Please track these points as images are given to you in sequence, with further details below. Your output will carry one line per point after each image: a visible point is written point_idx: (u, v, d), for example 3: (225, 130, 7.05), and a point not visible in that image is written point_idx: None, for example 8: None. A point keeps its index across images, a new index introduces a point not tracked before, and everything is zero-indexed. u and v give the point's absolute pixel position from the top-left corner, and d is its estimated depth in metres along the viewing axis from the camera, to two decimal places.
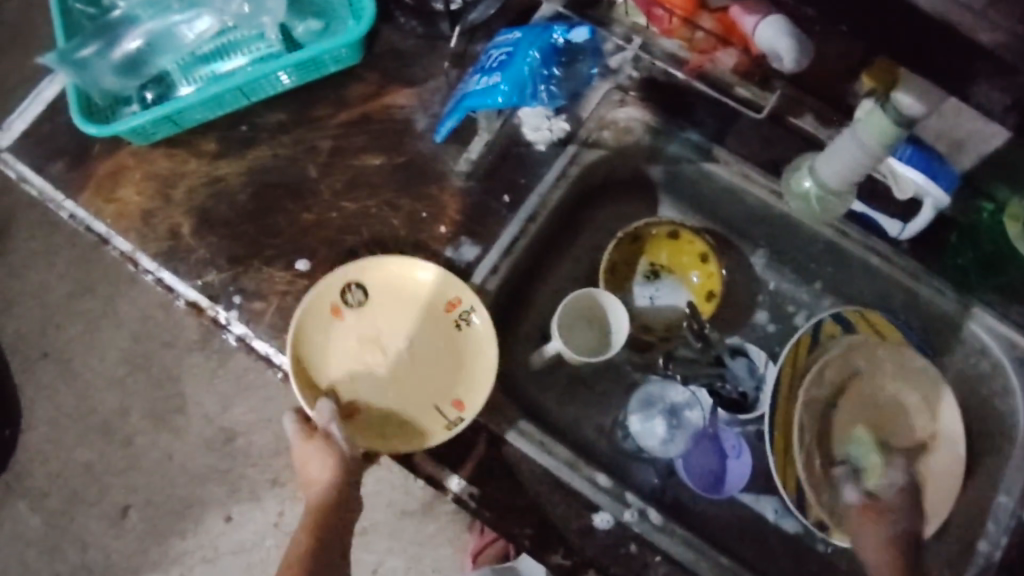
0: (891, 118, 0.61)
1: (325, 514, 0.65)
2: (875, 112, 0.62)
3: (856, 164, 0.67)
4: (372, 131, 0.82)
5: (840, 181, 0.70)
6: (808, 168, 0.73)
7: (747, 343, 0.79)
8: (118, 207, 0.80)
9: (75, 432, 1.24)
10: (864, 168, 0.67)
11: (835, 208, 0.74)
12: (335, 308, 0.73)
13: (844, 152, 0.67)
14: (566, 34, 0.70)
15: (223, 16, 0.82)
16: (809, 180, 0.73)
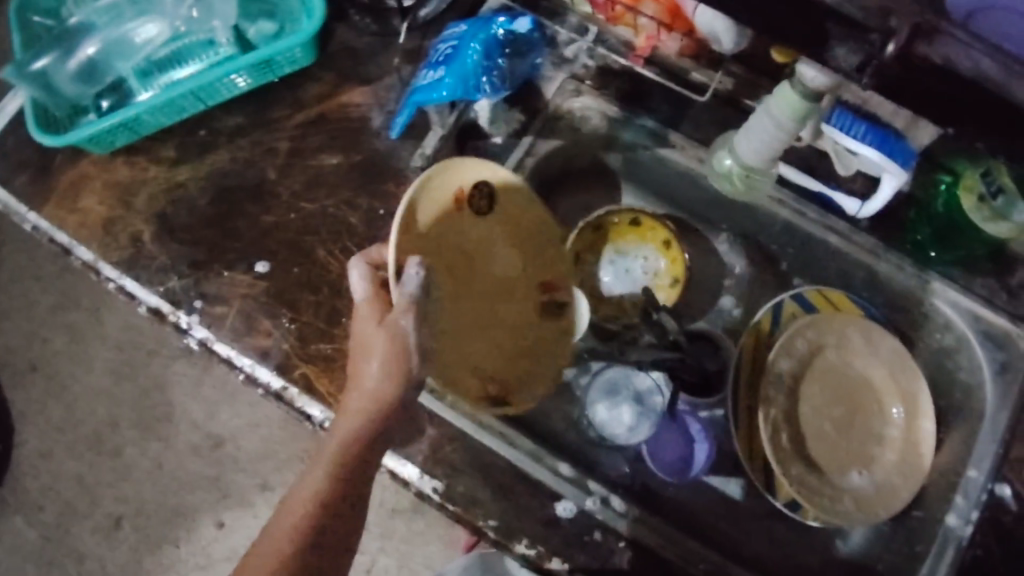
0: (800, 93, 0.60)
1: (360, 450, 0.57)
2: (786, 88, 0.61)
3: (771, 142, 0.67)
4: (329, 131, 0.82)
5: (757, 160, 0.70)
6: (727, 147, 0.74)
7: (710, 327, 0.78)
8: (80, 217, 0.81)
9: (65, 445, 1.25)
10: (783, 143, 0.67)
11: (756, 183, 0.74)
12: (459, 194, 0.67)
13: (760, 128, 0.66)
14: (508, 24, 0.71)
15: (174, 21, 0.83)
16: (729, 159, 0.74)
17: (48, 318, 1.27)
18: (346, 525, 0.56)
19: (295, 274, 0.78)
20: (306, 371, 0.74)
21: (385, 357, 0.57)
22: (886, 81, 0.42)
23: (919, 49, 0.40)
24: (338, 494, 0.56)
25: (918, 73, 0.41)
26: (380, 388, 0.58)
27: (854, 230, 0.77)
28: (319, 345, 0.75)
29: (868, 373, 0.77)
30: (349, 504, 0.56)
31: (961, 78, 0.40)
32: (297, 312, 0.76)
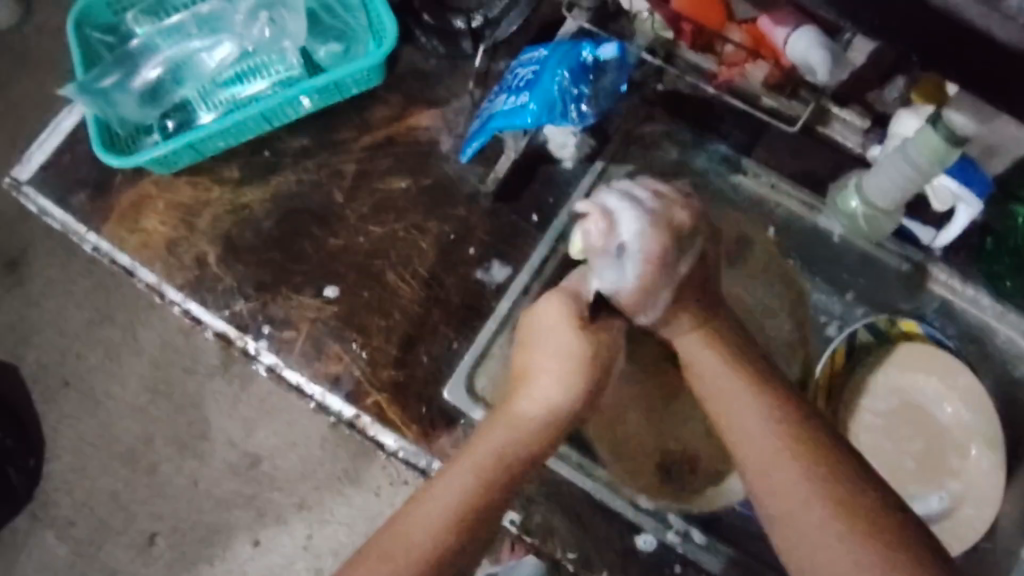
0: (942, 135, 0.61)
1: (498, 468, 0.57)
2: (926, 130, 0.62)
3: (910, 182, 0.66)
4: (396, 153, 0.81)
5: (890, 199, 0.69)
6: (854, 187, 0.73)
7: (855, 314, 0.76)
8: (141, 237, 0.80)
9: (100, 460, 1.13)
10: (917, 186, 0.66)
11: (881, 227, 0.73)
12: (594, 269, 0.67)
13: (889, 168, 0.67)
14: (593, 51, 0.70)
15: (244, 41, 0.82)
16: (857, 200, 0.72)
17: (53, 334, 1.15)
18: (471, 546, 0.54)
19: (365, 298, 0.77)
20: (378, 399, 0.74)
21: (557, 372, 0.61)
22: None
23: None
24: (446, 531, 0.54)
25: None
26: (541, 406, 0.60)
27: (929, 259, 0.75)
28: (389, 372, 0.74)
29: (943, 405, 0.74)
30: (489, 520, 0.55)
31: None
32: (368, 337, 0.76)
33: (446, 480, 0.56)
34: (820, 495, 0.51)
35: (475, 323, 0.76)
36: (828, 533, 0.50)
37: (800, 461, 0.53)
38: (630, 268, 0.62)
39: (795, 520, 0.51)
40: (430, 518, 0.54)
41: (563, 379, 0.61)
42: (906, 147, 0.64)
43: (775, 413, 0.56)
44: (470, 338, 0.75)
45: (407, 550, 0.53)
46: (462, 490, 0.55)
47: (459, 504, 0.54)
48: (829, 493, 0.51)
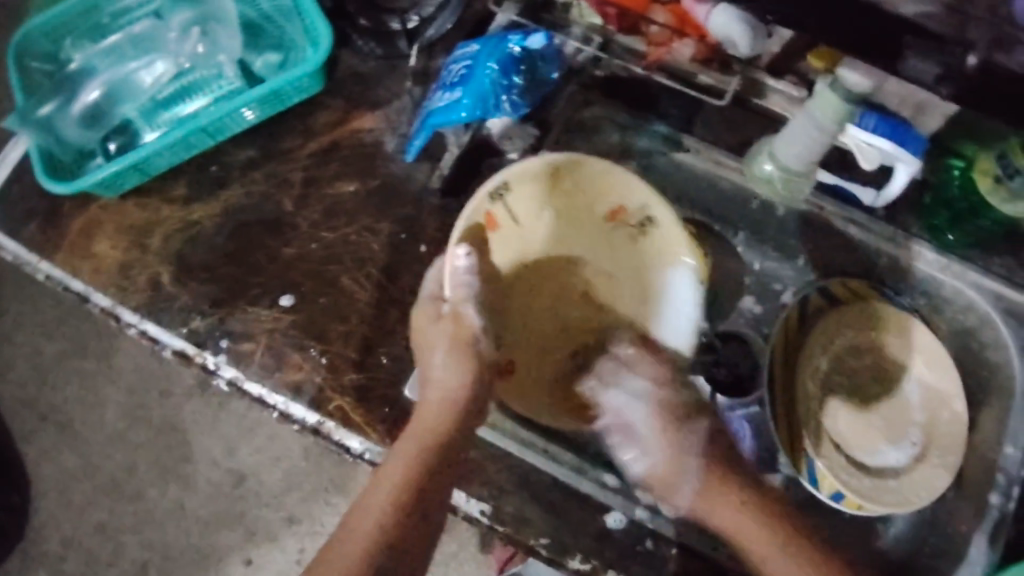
0: (843, 94, 0.62)
1: (429, 450, 0.65)
2: (826, 91, 0.63)
3: (820, 139, 0.67)
4: (343, 157, 0.82)
5: (804, 161, 0.70)
6: (766, 152, 0.74)
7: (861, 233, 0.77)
8: (95, 263, 0.80)
9: (83, 493, 1.22)
10: (828, 142, 0.67)
11: (799, 189, 0.74)
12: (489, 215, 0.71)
13: (801, 130, 0.67)
14: (522, 42, 0.70)
15: (180, 58, 0.84)
16: (769, 163, 0.73)
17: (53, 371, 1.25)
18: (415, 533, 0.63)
19: (322, 304, 0.77)
20: (341, 404, 0.73)
21: (450, 358, 0.69)
22: (963, 89, 0.47)
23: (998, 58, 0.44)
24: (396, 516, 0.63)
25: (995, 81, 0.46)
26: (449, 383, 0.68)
27: (872, 218, 0.76)
28: (352, 375, 0.74)
29: (899, 360, 0.75)
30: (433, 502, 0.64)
31: None
32: (327, 343, 0.76)
33: (387, 466, 0.65)
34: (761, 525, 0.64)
35: None
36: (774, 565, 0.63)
37: (776, 534, 0.64)
38: (652, 444, 0.69)
39: (750, 545, 0.64)
40: (377, 498, 0.63)
41: (450, 369, 0.69)
42: (811, 108, 0.65)
43: (711, 485, 0.66)
44: None
45: (355, 535, 0.62)
46: (404, 469, 0.64)
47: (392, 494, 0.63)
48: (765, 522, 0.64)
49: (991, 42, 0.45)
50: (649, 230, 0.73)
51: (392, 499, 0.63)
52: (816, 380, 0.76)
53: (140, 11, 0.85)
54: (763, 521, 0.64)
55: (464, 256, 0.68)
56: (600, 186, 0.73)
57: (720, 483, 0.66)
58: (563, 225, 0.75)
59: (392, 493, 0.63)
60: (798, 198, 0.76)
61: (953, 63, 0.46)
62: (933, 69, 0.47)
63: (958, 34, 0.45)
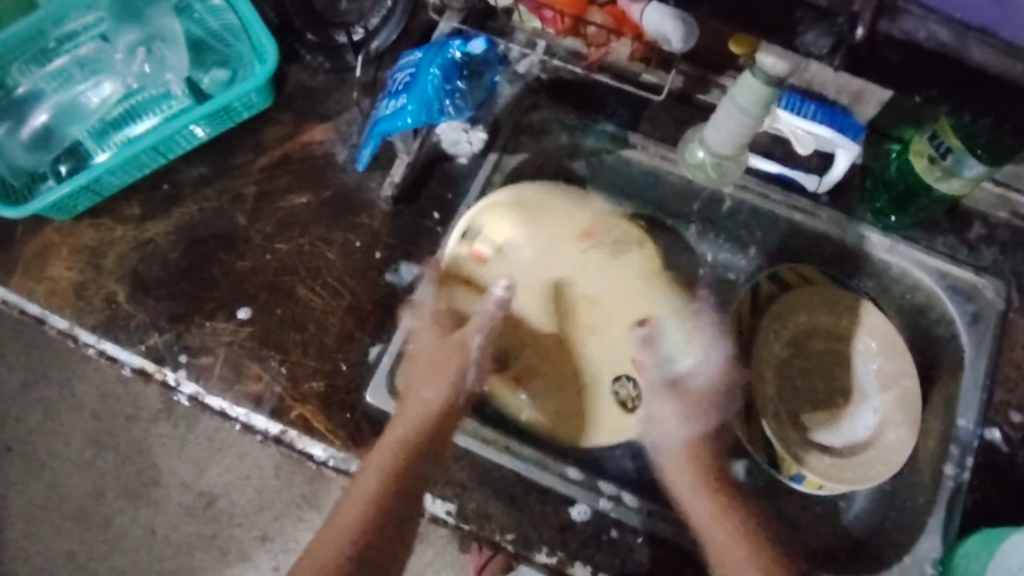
0: (762, 80, 0.62)
1: (407, 465, 0.66)
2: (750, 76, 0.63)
3: (740, 126, 0.68)
4: (294, 170, 0.82)
5: (727, 148, 0.72)
6: (699, 139, 0.75)
7: (851, 220, 0.78)
8: (50, 284, 0.79)
9: (51, 523, 1.21)
10: (750, 129, 0.68)
11: (732, 171, 0.75)
12: (474, 256, 0.74)
13: (730, 115, 0.67)
14: (463, 47, 0.72)
15: (127, 78, 0.84)
16: (702, 151, 0.75)
17: (16, 404, 1.23)
18: (401, 522, 0.66)
19: (278, 315, 0.78)
20: (302, 411, 0.74)
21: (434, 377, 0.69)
22: (858, 63, 0.42)
23: (885, 29, 0.40)
24: (371, 517, 0.65)
25: (883, 51, 0.41)
26: (439, 398, 0.68)
27: (817, 205, 0.78)
28: (311, 383, 0.75)
29: (854, 345, 0.76)
30: (412, 499, 0.66)
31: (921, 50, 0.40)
32: (285, 353, 0.76)
33: (368, 469, 0.67)
34: (733, 534, 0.66)
35: (390, 326, 0.77)
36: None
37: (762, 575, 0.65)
38: (689, 408, 0.69)
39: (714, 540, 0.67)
40: (365, 485, 0.66)
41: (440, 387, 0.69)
42: (736, 93, 0.65)
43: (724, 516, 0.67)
44: (386, 341, 0.76)
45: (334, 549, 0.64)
46: (379, 483, 0.65)
47: (367, 502, 0.65)
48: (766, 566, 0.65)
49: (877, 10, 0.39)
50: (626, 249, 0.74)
51: (372, 505, 0.65)
52: (773, 365, 0.76)
53: (85, 34, 0.85)
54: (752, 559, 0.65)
55: (502, 288, 0.71)
56: (573, 212, 0.75)
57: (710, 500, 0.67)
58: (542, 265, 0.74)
59: (374, 488, 0.65)
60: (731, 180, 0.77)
61: (841, 33, 0.41)
62: (830, 47, 0.41)
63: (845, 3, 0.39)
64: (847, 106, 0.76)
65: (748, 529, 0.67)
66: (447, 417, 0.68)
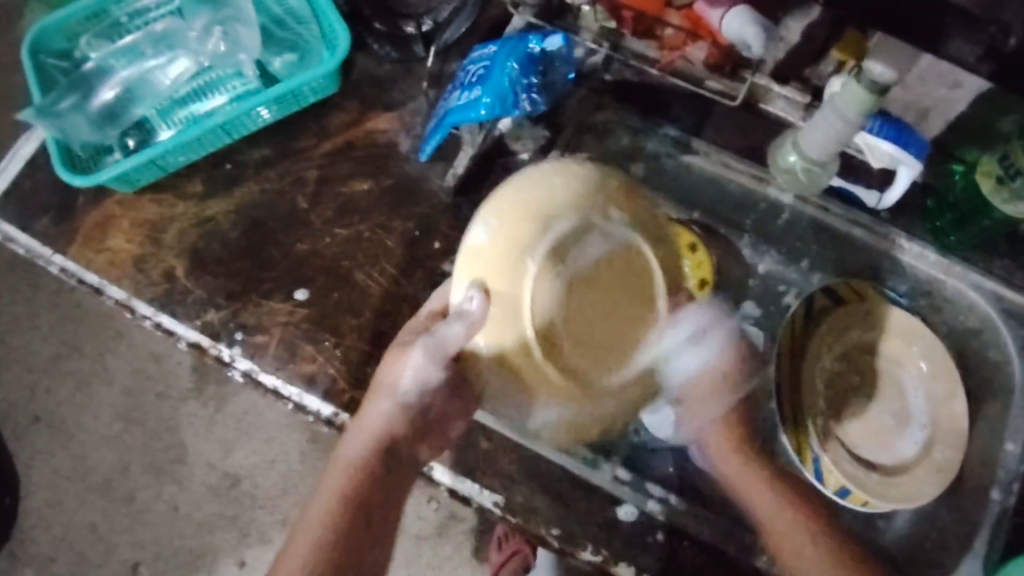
0: (866, 86, 0.62)
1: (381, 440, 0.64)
2: (852, 83, 0.63)
3: (834, 135, 0.68)
4: (357, 157, 0.83)
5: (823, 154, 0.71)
6: (792, 143, 0.75)
7: (900, 235, 0.79)
8: (109, 256, 0.80)
9: (76, 494, 1.21)
10: (845, 138, 0.68)
11: (819, 179, 0.75)
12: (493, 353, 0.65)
13: (828, 123, 0.68)
14: (540, 43, 0.73)
15: (199, 56, 0.84)
16: (794, 155, 0.75)
17: (48, 375, 1.24)
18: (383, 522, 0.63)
19: (335, 298, 0.78)
20: (355, 396, 0.74)
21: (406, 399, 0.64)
22: (1003, 71, 0.46)
23: None
24: (348, 502, 0.62)
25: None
26: (380, 424, 0.64)
27: (876, 221, 0.79)
28: (364, 368, 0.76)
29: (905, 364, 0.77)
30: (404, 464, 0.65)
31: None
32: (340, 336, 0.77)
33: (368, 422, 0.65)
34: (757, 479, 0.68)
35: None
36: (764, 496, 0.67)
37: (779, 492, 0.67)
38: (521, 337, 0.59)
39: (758, 507, 0.67)
40: (352, 455, 0.64)
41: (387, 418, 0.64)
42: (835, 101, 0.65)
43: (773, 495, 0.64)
44: None
45: (309, 543, 0.60)
46: (369, 448, 0.64)
47: (348, 479, 0.62)
48: (796, 517, 0.67)
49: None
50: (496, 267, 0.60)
51: (350, 484, 0.62)
52: (823, 378, 0.77)
53: (157, 11, 0.86)
54: (769, 487, 0.67)
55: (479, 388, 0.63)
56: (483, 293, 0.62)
57: (740, 454, 0.69)
58: (518, 285, 0.58)
59: (358, 456, 0.63)
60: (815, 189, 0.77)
61: (991, 42, 0.44)
62: (977, 51, 0.46)
63: (993, 15, 0.43)
64: (914, 124, 0.76)
65: (770, 472, 0.68)
66: (386, 452, 0.64)
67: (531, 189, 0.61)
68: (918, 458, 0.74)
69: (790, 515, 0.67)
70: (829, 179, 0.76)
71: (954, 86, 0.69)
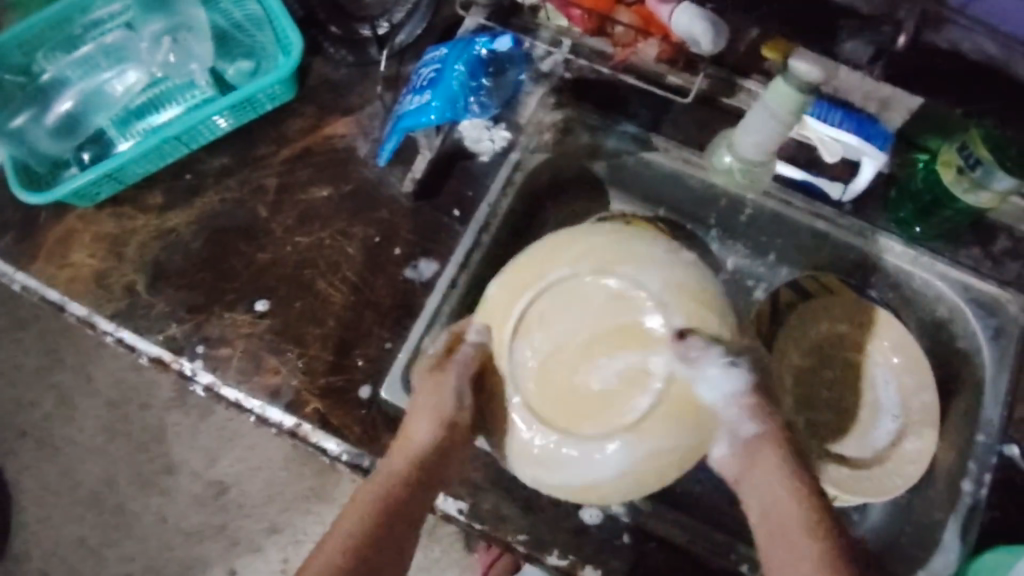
0: (794, 88, 0.62)
1: (448, 445, 0.64)
2: (781, 84, 0.62)
3: (766, 134, 0.68)
4: (316, 163, 0.82)
5: (758, 154, 0.70)
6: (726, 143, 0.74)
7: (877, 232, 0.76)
8: (71, 271, 0.80)
9: (63, 508, 1.21)
10: (780, 136, 0.68)
11: (758, 177, 0.75)
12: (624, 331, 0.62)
13: (761, 123, 0.67)
14: (488, 45, 0.72)
15: (152, 67, 0.84)
16: (729, 155, 0.74)
17: (33, 391, 1.24)
18: (407, 537, 0.59)
19: (297, 309, 0.78)
20: (317, 406, 0.74)
21: (430, 416, 0.64)
22: (894, 67, 0.48)
23: (929, 35, 0.44)
24: (374, 521, 0.58)
25: (931, 57, 0.46)
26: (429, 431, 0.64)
27: (839, 214, 0.77)
28: (329, 378, 0.75)
29: (873, 358, 0.76)
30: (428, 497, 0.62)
31: (964, 57, 0.45)
32: (303, 346, 0.76)
33: (418, 424, 0.65)
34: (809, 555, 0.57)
35: (408, 323, 0.77)
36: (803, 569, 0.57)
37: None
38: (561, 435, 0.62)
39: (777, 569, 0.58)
40: (417, 441, 0.64)
41: (433, 426, 0.64)
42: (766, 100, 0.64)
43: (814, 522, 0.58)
44: (403, 337, 0.76)
45: (341, 541, 0.56)
46: (428, 444, 0.63)
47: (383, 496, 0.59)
48: (809, 518, 0.58)
49: (920, 20, 0.44)
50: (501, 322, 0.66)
51: (376, 509, 0.59)
52: (792, 374, 0.76)
53: (111, 22, 0.85)
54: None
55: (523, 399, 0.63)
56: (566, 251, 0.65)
57: (773, 453, 0.62)
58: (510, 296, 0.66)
59: (424, 448, 0.63)
60: (757, 188, 0.77)
61: (884, 41, 0.46)
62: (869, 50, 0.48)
63: (890, 13, 0.44)
64: (874, 113, 0.76)
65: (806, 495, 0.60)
66: (441, 451, 0.64)
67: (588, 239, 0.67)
68: (887, 450, 0.73)
69: (803, 535, 0.58)
70: (769, 176, 0.76)
71: None
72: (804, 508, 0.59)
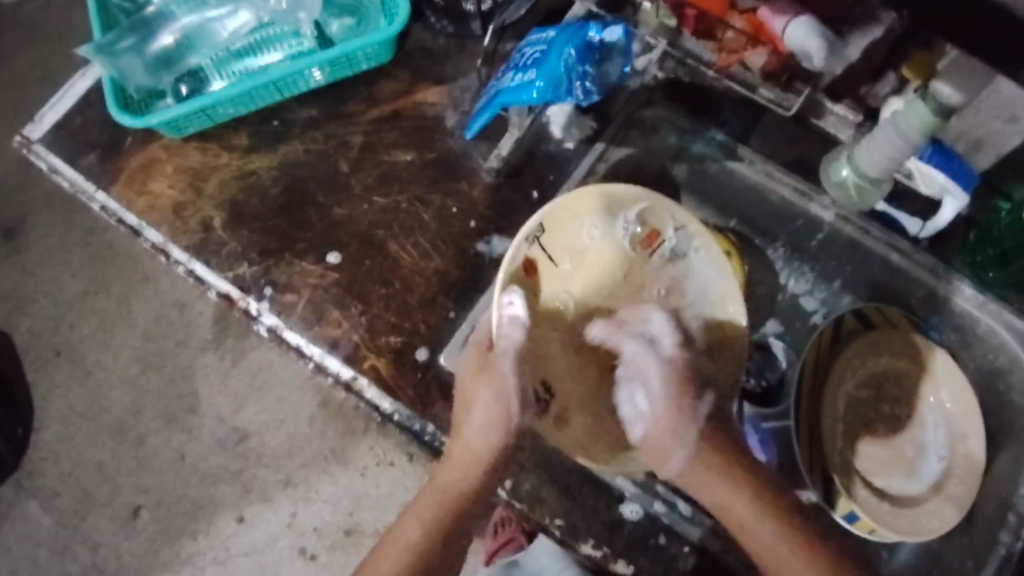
0: (930, 107, 0.62)
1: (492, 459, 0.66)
2: (916, 102, 0.63)
3: (890, 153, 0.68)
4: (403, 127, 0.83)
5: (878, 170, 0.70)
6: (846, 156, 0.75)
7: (952, 275, 0.77)
8: (149, 199, 0.82)
9: (86, 432, 1.00)
10: (901, 157, 0.68)
11: (870, 198, 0.75)
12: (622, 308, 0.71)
13: (885, 139, 0.67)
14: (599, 32, 0.73)
15: (260, 12, 0.84)
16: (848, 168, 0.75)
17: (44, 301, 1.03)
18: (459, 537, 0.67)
19: (366, 266, 0.79)
20: (374, 363, 0.76)
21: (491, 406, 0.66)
22: None
23: None
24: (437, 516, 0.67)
25: None
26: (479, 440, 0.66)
27: (916, 248, 0.78)
28: (388, 338, 0.77)
29: (926, 398, 0.76)
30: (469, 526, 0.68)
31: None
32: (367, 304, 0.78)
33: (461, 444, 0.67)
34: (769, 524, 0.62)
35: (472, 295, 0.78)
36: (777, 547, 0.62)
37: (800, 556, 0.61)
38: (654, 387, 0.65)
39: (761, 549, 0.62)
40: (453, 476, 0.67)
41: (487, 432, 0.66)
42: (897, 119, 0.65)
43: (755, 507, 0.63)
44: (466, 309, 0.77)
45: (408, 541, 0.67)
46: (474, 471, 0.67)
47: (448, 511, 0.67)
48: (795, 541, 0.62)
49: None
50: (545, 244, 0.71)
51: (439, 512, 0.67)
52: (844, 403, 0.76)
53: None
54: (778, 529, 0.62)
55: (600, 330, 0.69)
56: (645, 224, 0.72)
57: (731, 482, 0.63)
58: (564, 225, 0.72)
59: (468, 482, 0.67)
60: (856, 209, 0.77)
61: None
62: None
63: None
64: (963, 154, 0.76)
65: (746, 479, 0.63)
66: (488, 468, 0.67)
67: (659, 211, 0.71)
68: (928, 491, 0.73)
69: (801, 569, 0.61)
70: (874, 202, 0.76)
71: (1010, 119, 0.70)
72: (777, 513, 0.63)
